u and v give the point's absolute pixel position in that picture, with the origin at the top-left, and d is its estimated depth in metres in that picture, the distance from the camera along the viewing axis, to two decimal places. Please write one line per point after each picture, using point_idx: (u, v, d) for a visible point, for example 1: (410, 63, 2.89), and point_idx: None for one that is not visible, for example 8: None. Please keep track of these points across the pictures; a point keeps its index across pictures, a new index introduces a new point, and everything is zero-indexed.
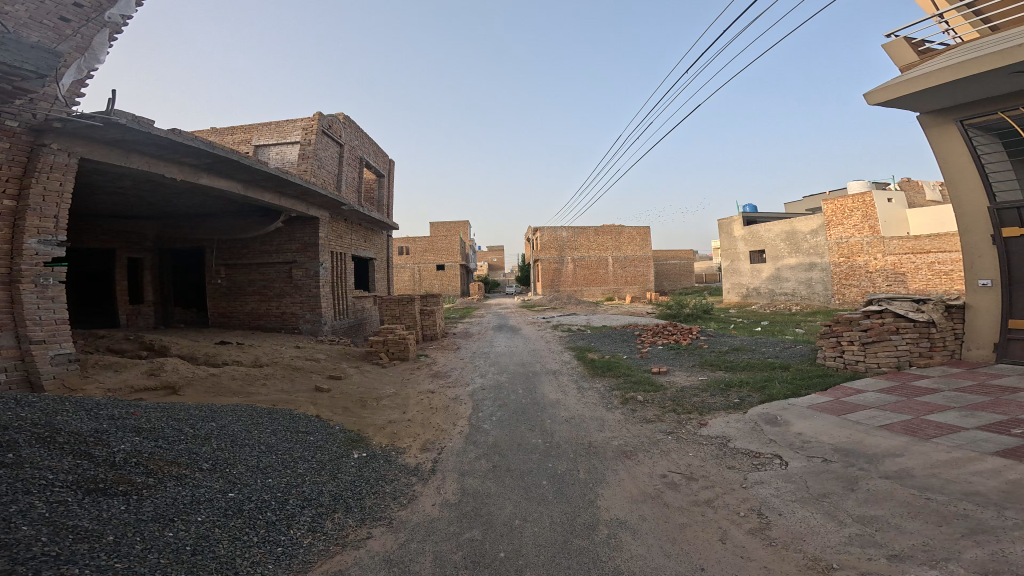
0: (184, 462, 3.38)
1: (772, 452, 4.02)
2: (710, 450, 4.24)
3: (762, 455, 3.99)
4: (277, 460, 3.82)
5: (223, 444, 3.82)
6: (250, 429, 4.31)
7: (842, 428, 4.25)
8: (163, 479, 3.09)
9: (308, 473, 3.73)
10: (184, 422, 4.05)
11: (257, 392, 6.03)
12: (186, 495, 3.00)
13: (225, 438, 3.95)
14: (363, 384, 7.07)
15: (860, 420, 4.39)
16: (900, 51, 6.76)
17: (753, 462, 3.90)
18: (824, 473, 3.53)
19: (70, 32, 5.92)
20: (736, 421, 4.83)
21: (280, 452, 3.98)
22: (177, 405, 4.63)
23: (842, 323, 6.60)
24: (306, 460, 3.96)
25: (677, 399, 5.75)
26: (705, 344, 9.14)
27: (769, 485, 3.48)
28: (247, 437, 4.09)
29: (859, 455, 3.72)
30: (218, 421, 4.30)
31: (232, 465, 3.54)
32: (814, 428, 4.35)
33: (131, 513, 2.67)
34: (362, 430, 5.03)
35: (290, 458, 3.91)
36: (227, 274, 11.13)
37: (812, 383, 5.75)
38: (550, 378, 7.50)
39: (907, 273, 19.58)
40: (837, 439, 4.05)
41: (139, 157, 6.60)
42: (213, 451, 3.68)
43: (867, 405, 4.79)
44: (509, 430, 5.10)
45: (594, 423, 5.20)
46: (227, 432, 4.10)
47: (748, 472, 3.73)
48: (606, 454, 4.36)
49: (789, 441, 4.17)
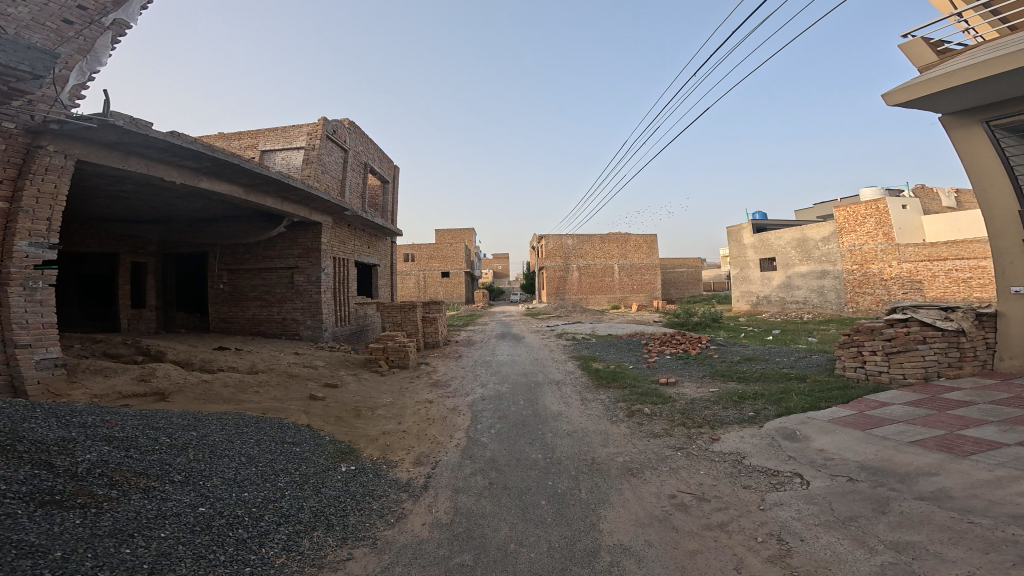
0: (154, 474, 3.16)
1: (791, 469, 3.71)
2: (723, 468, 3.92)
3: (780, 473, 3.68)
4: (256, 474, 3.59)
5: (200, 455, 3.60)
6: (233, 439, 4.09)
7: (868, 445, 3.92)
8: (128, 492, 2.89)
9: (289, 487, 3.51)
10: (163, 430, 3.86)
11: (248, 400, 5.82)
12: (150, 510, 2.79)
13: (204, 448, 3.74)
14: (361, 392, 6.87)
15: (888, 436, 4.05)
16: (918, 52, 6.46)
17: (771, 481, 3.59)
18: (851, 494, 3.21)
19: (72, 34, 5.93)
20: (751, 435, 4.52)
21: (261, 464, 3.76)
22: (159, 412, 4.43)
23: (863, 332, 6.21)
24: (288, 473, 3.74)
25: (687, 412, 5.43)
26: (716, 354, 8.76)
27: (789, 507, 3.17)
28: (228, 448, 3.87)
29: (889, 474, 3.39)
30: (198, 430, 4.09)
31: (208, 477, 3.33)
32: (837, 444, 4.02)
33: (86, 528, 2.47)
34: (353, 441, 4.81)
35: (270, 471, 3.68)
36: (229, 279, 11.08)
37: (832, 395, 5.40)
38: (554, 389, 7.20)
39: (924, 280, 18.97)
40: (864, 456, 3.72)
41: (139, 160, 6.55)
42: (189, 462, 3.47)
43: (893, 419, 4.44)
44: (508, 444, 4.84)
45: (597, 437, 4.92)
46: (207, 442, 3.89)
47: (766, 493, 3.42)
48: (610, 471, 4.07)
49: (809, 458, 3.85)
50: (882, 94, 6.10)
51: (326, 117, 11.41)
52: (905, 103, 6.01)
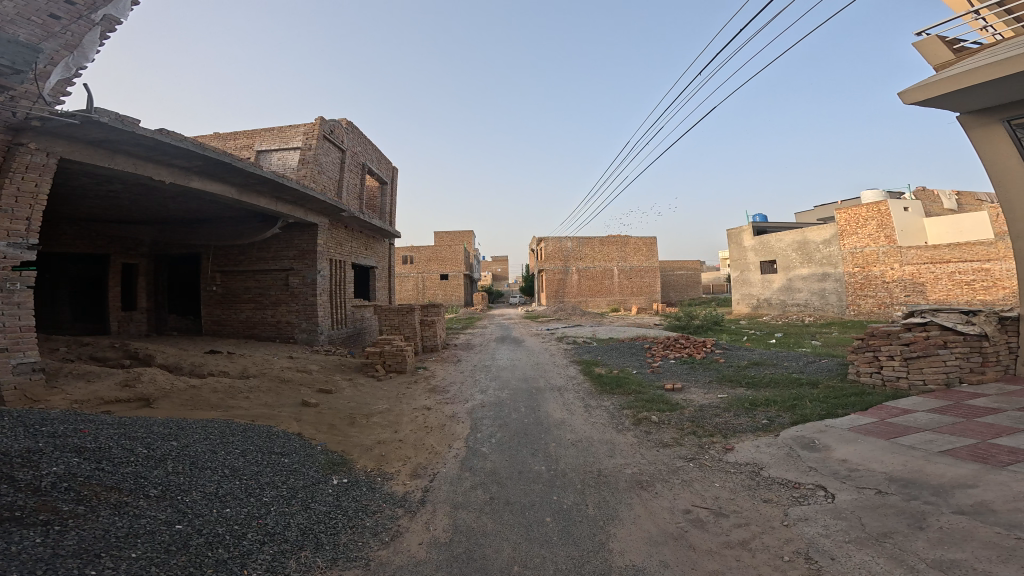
0: (127, 488, 2.92)
1: (813, 481, 3.50)
2: (740, 480, 3.70)
3: (802, 486, 3.46)
4: (240, 488, 3.34)
5: (179, 467, 3.36)
6: (217, 449, 3.84)
7: (895, 455, 3.70)
8: (97, 507, 2.66)
9: (276, 502, 3.27)
10: (140, 440, 3.60)
11: (238, 406, 5.58)
12: (121, 528, 2.55)
13: (184, 460, 3.49)
14: (356, 398, 6.62)
15: (915, 445, 3.84)
16: (933, 51, 6.32)
17: (792, 494, 3.37)
18: (882, 508, 2.99)
19: (59, 30, 5.65)
20: (767, 445, 4.30)
21: (246, 477, 3.52)
22: (139, 420, 4.18)
23: (879, 336, 6.01)
24: (275, 486, 3.50)
25: (697, 420, 5.19)
26: (722, 359, 8.53)
27: (815, 523, 2.95)
28: (211, 460, 3.62)
29: (922, 486, 3.17)
30: (179, 440, 3.84)
31: (186, 492, 3.09)
32: (861, 454, 3.80)
33: (46, 548, 2.24)
34: (346, 451, 4.56)
35: (256, 485, 3.44)
36: (222, 281, 10.83)
37: (849, 402, 5.18)
38: (555, 395, 6.96)
39: (926, 283, 18.79)
40: (891, 467, 3.50)
41: (126, 158, 6.31)
42: (166, 475, 3.22)
43: (917, 428, 4.22)
44: (510, 454, 4.61)
45: (603, 446, 4.69)
46: (188, 452, 3.64)
47: (789, 507, 3.20)
48: (618, 484, 3.84)
49: (832, 469, 3.63)
50: (898, 94, 5.97)
51: (323, 117, 11.23)
52: (919, 102, 5.89)
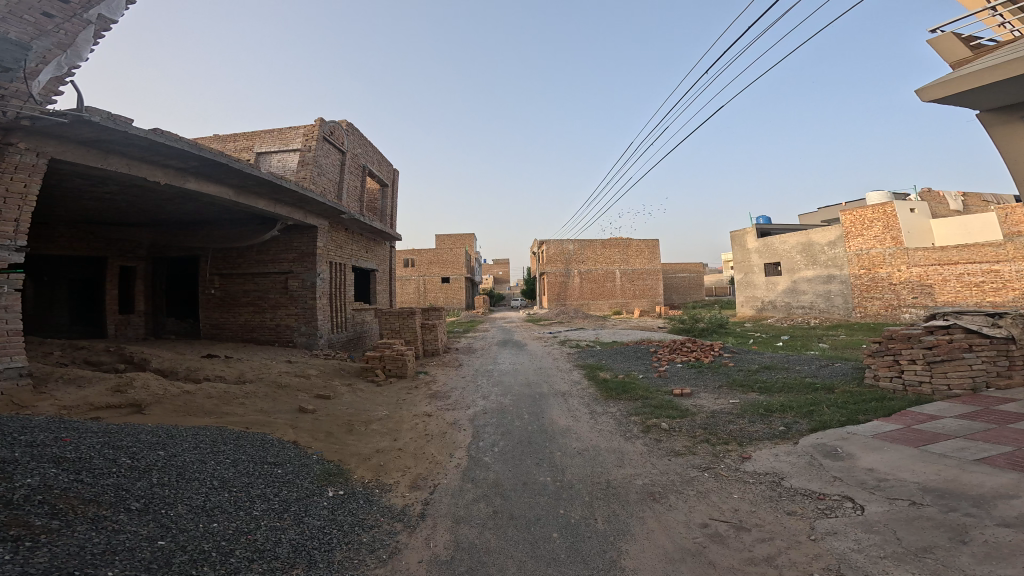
0: (107, 501, 2.73)
1: (839, 492, 3.30)
2: (759, 491, 3.50)
3: (827, 497, 3.27)
4: (228, 501, 3.15)
5: (165, 479, 3.17)
6: (206, 459, 3.65)
7: (927, 463, 3.48)
8: (73, 522, 2.47)
9: (266, 517, 3.08)
10: (125, 449, 3.42)
11: (232, 413, 5.40)
12: (97, 544, 2.36)
13: (171, 470, 3.31)
14: (354, 405, 6.42)
15: (948, 453, 3.62)
16: (950, 48, 6.16)
17: (817, 506, 3.18)
18: (918, 520, 2.79)
19: (53, 28, 5.52)
20: (786, 453, 4.09)
21: (235, 489, 3.32)
22: (126, 428, 4.00)
23: (899, 339, 5.84)
24: (266, 499, 3.30)
25: (709, 427, 4.98)
26: (731, 363, 8.29)
27: (845, 537, 2.77)
28: (199, 471, 3.44)
29: (960, 497, 2.96)
30: (167, 449, 3.65)
31: (171, 505, 2.89)
32: (889, 463, 3.59)
33: (14, 566, 2.05)
34: (343, 461, 4.37)
35: (245, 498, 3.24)
36: (220, 284, 10.70)
37: (870, 407, 4.96)
38: (560, 401, 6.75)
39: (934, 284, 18.52)
40: (924, 476, 3.29)
41: (120, 159, 6.17)
42: (150, 487, 3.03)
43: (948, 435, 4.00)
44: (514, 464, 4.41)
45: (612, 455, 4.49)
46: (175, 462, 3.45)
47: (815, 520, 3.01)
48: (629, 496, 3.64)
49: (859, 479, 3.43)
50: (915, 91, 5.80)
51: (323, 119, 11.13)
52: (935, 100, 5.73)
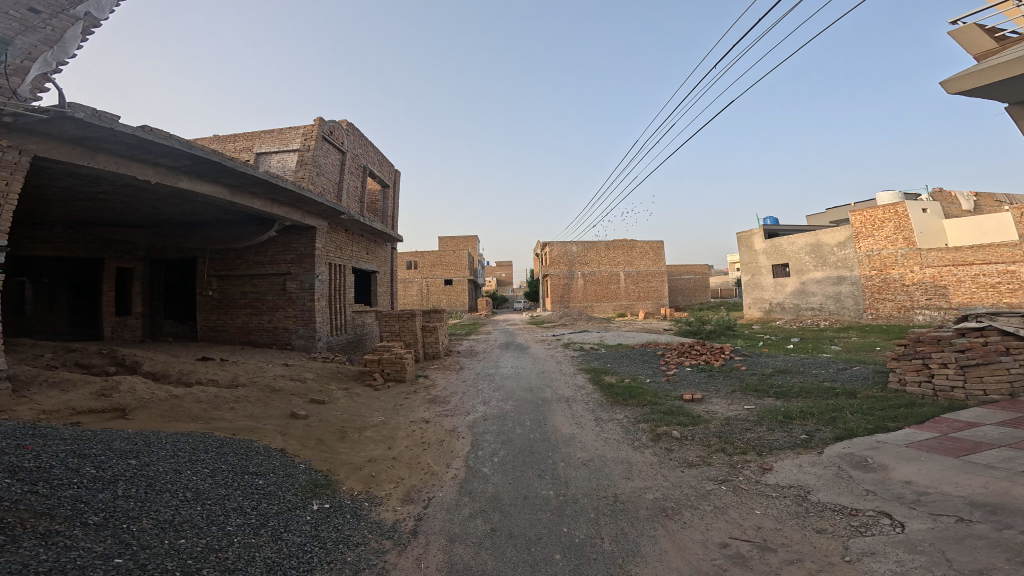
0: (61, 515, 2.48)
1: (874, 507, 3.00)
2: (784, 506, 3.20)
3: (861, 513, 2.97)
4: (200, 514, 2.89)
5: (131, 490, 2.93)
6: (182, 469, 3.41)
7: (970, 475, 3.18)
8: (18, 539, 2.22)
9: (241, 533, 2.81)
10: (92, 458, 3.18)
11: (220, 418, 5.17)
12: (43, 562, 2.11)
13: (139, 482, 3.06)
14: (349, 410, 6.17)
15: (992, 464, 3.31)
16: (974, 40, 5.83)
17: (851, 524, 2.88)
18: (968, 539, 2.50)
19: (39, 24, 5.39)
20: (810, 464, 3.78)
21: (209, 502, 3.06)
22: (99, 434, 3.76)
23: (928, 342, 5.54)
24: (242, 514, 3.04)
25: (724, 435, 4.66)
26: (743, 366, 7.96)
27: (885, 558, 2.48)
28: (171, 482, 3.18)
29: (1013, 513, 2.66)
30: (139, 457, 3.40)
31: (134, 519, 2.64)
32: (928, 474, 3.28)
33: None
34: (332, 470, 4.12)
35: (219, 511, 2.98)
36: (218, 286, 10.54)
37: (898, 414, 4.63)
38: (563, 407, 6.46)
39: (949, 285, 17.94)
40: (969, 490, 2.99)
41: (109, 157, 6.00)
42: (113, 500, 2.78)
43: (990, 444, 3.67)
44: (515, 475, 4.14)
45: (620, 466, 4.20)
46: (146, 472, 3.21)
47: (849, 539, 2.72)
48: (638, 513, 3.35)
49: (896, 493, 3.12)
50: (940, 82, 5.46)
51: (322, 118, 10.96)
52: (960, 92, 5.40)
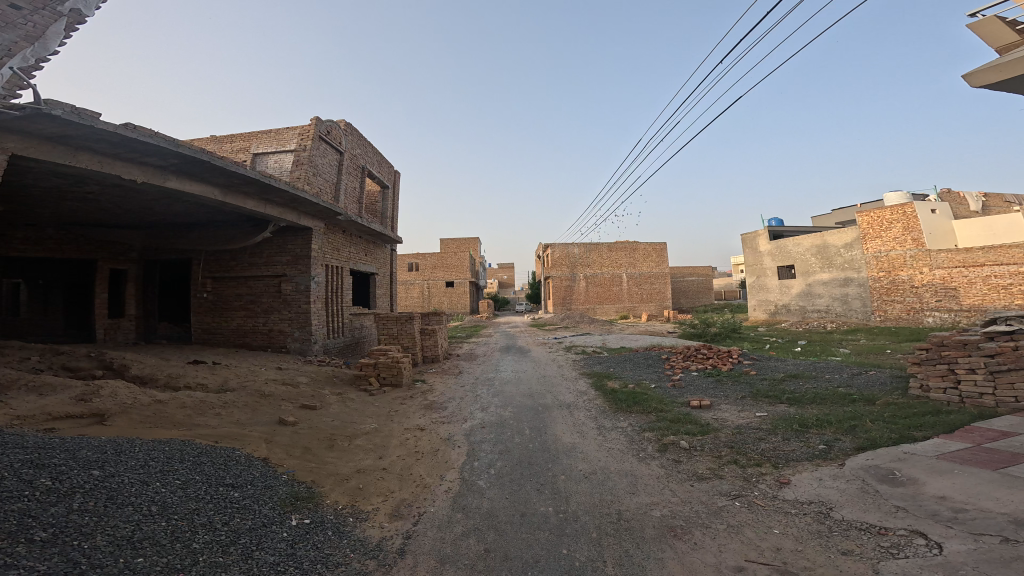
0: (3, 532, 2.24)
1: (905, 526, 2.72)
2: (804, 525, 2.92)
3: (891, 532, 2.69)
4: (164, 530, 2.64)
5: (89, 504, 2.68)
6: (149, 480, 3.16)
7: (1010, 491, 2.89)
8: None
9: (207, 551, 2.56)
10: (49, 469, 2.94)
11: (204, 425, 4.93)
12: None
13: (99, 494, 2.81)
14: (341, 417, 5.92)
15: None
16: (995, 33, 5.57)
17: (881, 545, 2.60)
18: (1016, 563, 2.22)
19: (19, 20, 5.23)
20: (832, 477, 3.50)
21: (176, 516, 2.81)
22: (65, 443, 3.52)
23: (954, 346, 5.25)
24: (211, 530, 2.79)
25: (737, 446, 4.37)
26: (752, 371, 7.66)
27: None
28: (135, 494, 2.94)
29: None
30: (104, 467, 3.16)
31: (86, 536, 2.40)
32: (964, 490, 2.99)
33: None
34: (317, 482, 3.87)
35: (186, 527, 2.73)
36: (213, 288, 10.34)
37: (923, 423, 4.34)
38: (565, 414, 6.18)
39: (959, 287, 17.54)
40: (1011, 507, 2.70)
41: (92, 156, 5.80)
42: (66, 514, 2.54)
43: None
44: (512, 489, 3.87)
45: (624, 480, 3.92)
46: (108, 484, 2.96)
47: (880, 563, 2.44)
48: (644, 532, 3.08)
49: (929, 510, 2.83)
50: (962, 76, 5.19)
51: (319, 118, 10.79)
52: (985, 84, 5.11)
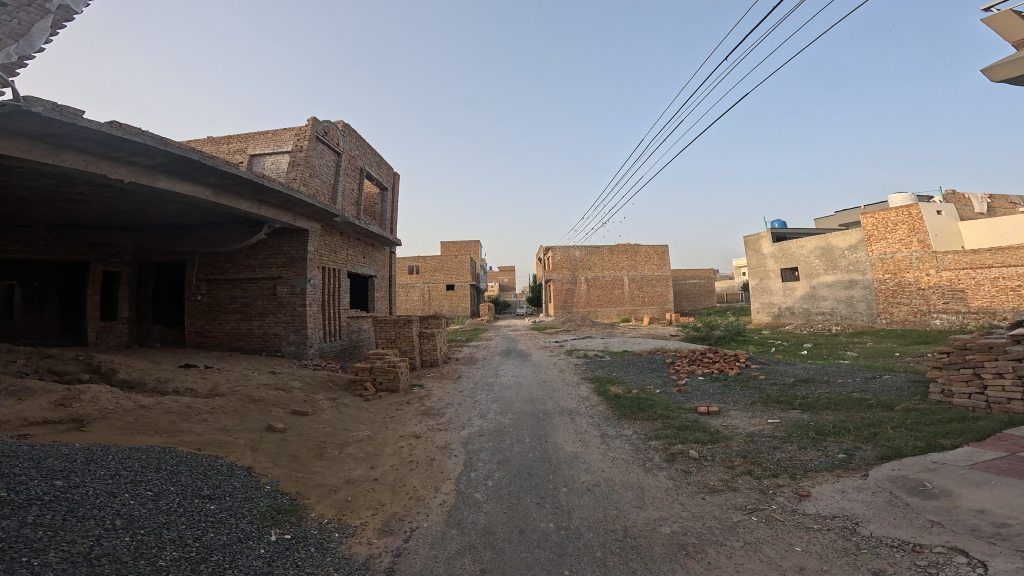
0: None
1: (943, 543, 2.48)
2: (828, 542, 2.68)
3: (927, 550, 2.45)
4: (127, 546, 2.42)
5: (45, 518, 2.46)
6: (117, 491, 2.94)
7: None
8: None
9: (172, 570, 2.32)
10: (7, 479, 2.73)
11: (188, 431, 4.70)
12: None
13: (58, 507, 2.59)
14: (333, 424, 5.69)
15: None
16: (1013, 27, 5.39)
17: (917, 564, 2.35)
18: None
19: (3, 16, 5.09)
20: (856, 489, 3.25)
21: (143, 531, 2.59)
22: (32, 451, 3.30)
23: (979, 349, 5.01)
24: (181, 546, 2.55)
25: (750, 455, 4.13)
26: (761, 375, 7.42)
27: None
28: (99, 507, 2.71)
29: None
30: (68, 478, 2.94)
31: (38, 552, 2.18)
32: (1004, 503, 2.75)
33: None
34: (302, 494, 3.64)
35: (151, 543, 2.50)
36: (207, 290, 10.15)
37: (949, 431, 4.08)
38: (566, 421, 5.94)
39: (966, 289, 17.26)
40: None
41: (77, 155, 5.62)
42: (17, 529, 2.32)
43: None
44: (511, 503, 3.63)
45: (630, 493, 3.68)
46: (71, 495, 2.74)
47: None
48: (653, 551, 2.83)
49: (970, 525, 2.59)
50: (983, 71, 4.99)
51: (316, 118, 10.64)
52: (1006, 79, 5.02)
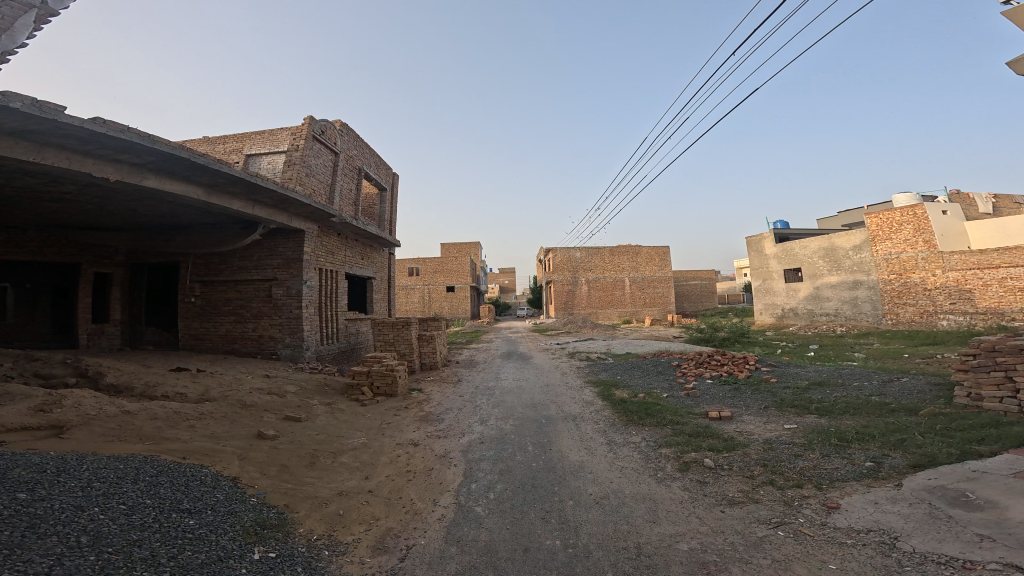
0: None
1: (995, 559, 2.24)
2: (865, 559, 2.45)
3: (980, 568, 2.20)
4: (90, 566, 2.18)
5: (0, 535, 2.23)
6: (87, 505, 2.70)
7: None
8: None
9: None
10: None
11: (174, 439, 4.47)
12: None
13: (17, 523, 2.36)
14: (328, 430, 5.44)
15: None
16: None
17: None
18: None
19: None
20: (890, 501, 3.01)
21: (110, 549, 2.35)
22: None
23: (1006, 351, 4.78)
24: (150, 566, 2.31)
25: (770, 464, 3.89)
26: (771, 378, 7.17)
27: None
28: (64, 522, 2.48)
29: None
30: (31, 492, 2.70)
31: None
32: None
33: None
34: (291, 508, 3.39)
35: (117, 563, 2.26)
36: (202, 292, 9.93)
37: (982, 438, 3.83)
38: (571, 427, 5.69)
39: (974, 290, 17.00)
40: None
41: (61, 153, 5.41)
42: None
43: None
44: (514, 518, 3.38)
45: (643, 506, 3.44)
46: (33, 511, 2.51)
47: None
48: (671, 570, 2.59)
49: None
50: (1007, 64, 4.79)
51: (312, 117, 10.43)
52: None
